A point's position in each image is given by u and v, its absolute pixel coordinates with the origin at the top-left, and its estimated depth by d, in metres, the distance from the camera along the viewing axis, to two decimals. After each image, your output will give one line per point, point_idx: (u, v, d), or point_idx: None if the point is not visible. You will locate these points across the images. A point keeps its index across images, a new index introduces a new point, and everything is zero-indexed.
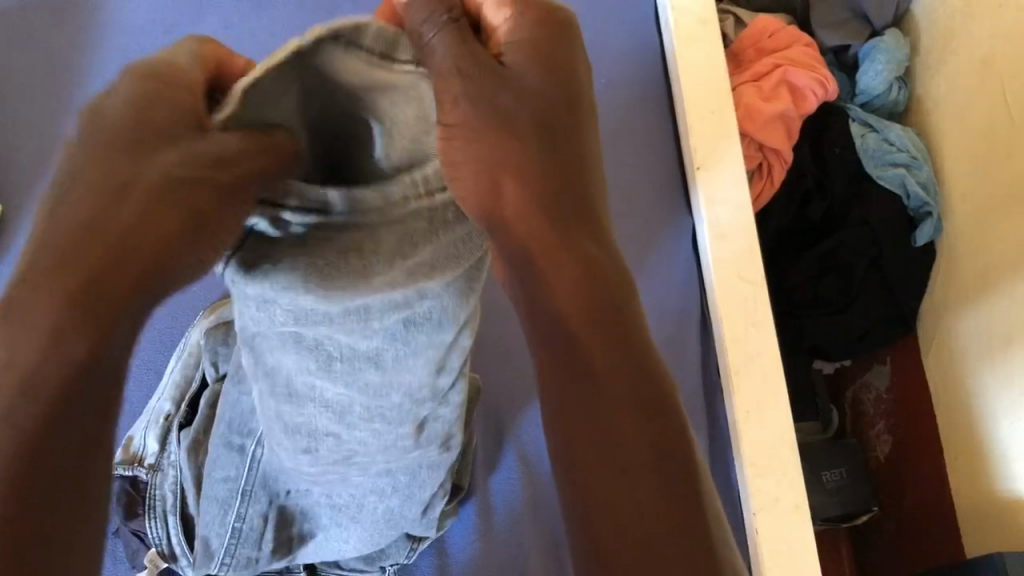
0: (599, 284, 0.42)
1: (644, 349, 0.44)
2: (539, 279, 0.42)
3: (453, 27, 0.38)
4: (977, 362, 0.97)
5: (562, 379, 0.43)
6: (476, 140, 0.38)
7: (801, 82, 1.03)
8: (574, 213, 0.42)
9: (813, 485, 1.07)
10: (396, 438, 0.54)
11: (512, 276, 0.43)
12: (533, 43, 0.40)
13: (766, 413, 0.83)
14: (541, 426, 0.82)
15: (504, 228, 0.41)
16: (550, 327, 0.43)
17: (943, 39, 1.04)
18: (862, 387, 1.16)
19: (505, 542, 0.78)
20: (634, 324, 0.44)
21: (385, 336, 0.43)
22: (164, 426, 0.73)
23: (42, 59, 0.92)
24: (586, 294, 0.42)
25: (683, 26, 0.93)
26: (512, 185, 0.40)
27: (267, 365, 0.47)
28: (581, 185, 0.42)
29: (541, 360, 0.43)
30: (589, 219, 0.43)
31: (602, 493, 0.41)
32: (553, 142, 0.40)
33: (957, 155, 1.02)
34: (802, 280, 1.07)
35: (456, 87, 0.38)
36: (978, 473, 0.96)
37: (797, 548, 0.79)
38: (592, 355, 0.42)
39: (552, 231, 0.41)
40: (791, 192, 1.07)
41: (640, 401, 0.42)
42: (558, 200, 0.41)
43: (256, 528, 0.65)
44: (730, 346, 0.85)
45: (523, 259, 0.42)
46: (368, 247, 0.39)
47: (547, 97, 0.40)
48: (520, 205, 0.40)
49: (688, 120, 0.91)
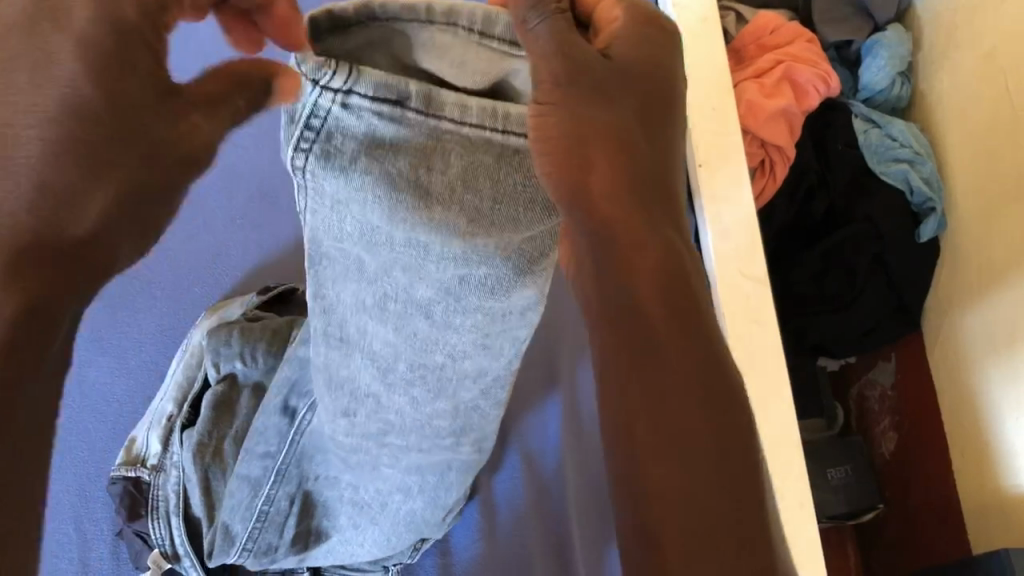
0: (675, 268, 0.43)
1: (710, 333, 0.43)
2: (614, 252, 0.42)
3: (559, 17, 0.41)
4: (982, 358, 0.96)
5: (627, 358, 0.42)
6: (571, 118, 0.41)
7: (804, 77, 1.02)
8: (653, 195, 0.43)
9: (818, 482, 1.06)
10: (433, 413, 0.58)
11: (587, 263, 0.44)
12: (638, 41, 0.43)
13: (772, 411, 0.82)
14: (544, 425, 0.81)
15: (589, 209, 0.42)
16: (618, 305, 0.42)
17: (946, 34, 1.04)
18: (868, 383, 1.16)
19: (509, 540, 0.79)
20: (702, 307, 0.43)
21: (437, 286, 0.48)
22: (167, 427, 0.73)
23: None
24: (661, 279, 0.42)
25: (683, 22, 0.92)
26: (602, 162, 0.42)
27: (328, 303, 0.51)
28: (659, 176, 0.43)
29: (603, 343, 0.43)
30: (668, 206, 0.44)
31: (653, 478, 0.41)
32: (647, 126, 0.43)
33: (960, 151, 1.01)
34: (807, 277, 1.07)
35: (556, 67, 0.40)
36: (985, 471, 0.95)
37: (805, 547, 0.79)
38: (664, 342, 0.41)
39: (632, 206, 0.42)
40: (793, 189, 1.06)
41: (705, 392, 0.41)
42: (642, 179, 0.42)
43: (283, 512, 0.65)
44: (734, 343, 0.84)
45: (599, 234, 0.42)
46: (438, 160, 0.42)
47: (641, 84, 0.43)
48: (606, 186, 0.42)
49: (689, 115, 0.90)
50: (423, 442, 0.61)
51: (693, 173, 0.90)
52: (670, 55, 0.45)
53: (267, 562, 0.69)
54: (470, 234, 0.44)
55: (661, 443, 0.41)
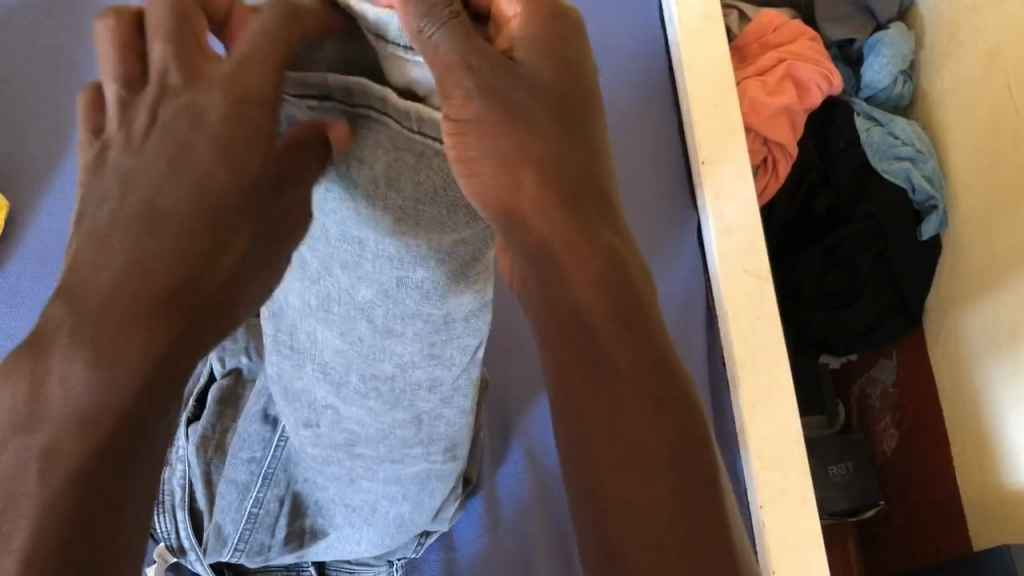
0: (618, 283, 0.42)
1: (665, 352, 0.42)
2: (552, 269, 0.42)
3: (453, 22, 0.39)
4: (984, 357, 0.96)
5: (577, 373, 0.41)
6: (489, 136, 0.40)
7: (806, 75, 1.03)
8: (591, 204, 0.42)
9: (820, 480, 1.07)
10: (393, 423, 0.55)
11: (529, 279, 0.43)
12: (544, 38, 0.42)
13: (773, 407, 0.83)
14: (548, 422, 0.82)
15: (524, 228, 0.42)
16: (568, 318, 0.41)
17: (949, 32, 1.04)
18: (868, 381, 1.17)
19: (511, 536, 0.79)
20: (649, 316, 0.42)
21: (378, 289, 0.44)
22: (173, 421, 0.74)
23: (46, 56, 0.90)
24: (604, 291, 0.41)
25: (687, 21, 0.93)
26: (529, 176, 0.41)
27: (280, 314, 0.51)
28: (594, 185, 0.43)
29: (559, 360, 0.41)
30: (603, 211, 0.43)
31: (614, 484, 0.39)
32: (569, 130, 0.42)
33: (961, 149, 1.02)
34: (810, 274, 1.07)
35: (467, 82, 0.39)
36: (985, 467, 0.96)
37: (807, 541, 0.79)
38: (611, 349, 0.41)
39: (569, 221, 0.41)
40: (795, 187, 1.07)
41: (656, 402, 0.40)
42: (577, 190, 0.42)
43: (273, 513, 0.66)
44: (736, 339, 0.85)
45: (538, 255, 0.42)
46: (365, 151, 0.41)
47: (555, 90, 0.42)
48: (535, 203, 0.41)
49: (693, 114, 0.91)
50: (391, 450, 0.58)
51: (697, 170, 0.91)
52: (580, 48, 0.44)
53: (262, 560, 0.70)
54: (399, 236, 0.42)
55: (618, 455, 0.39)
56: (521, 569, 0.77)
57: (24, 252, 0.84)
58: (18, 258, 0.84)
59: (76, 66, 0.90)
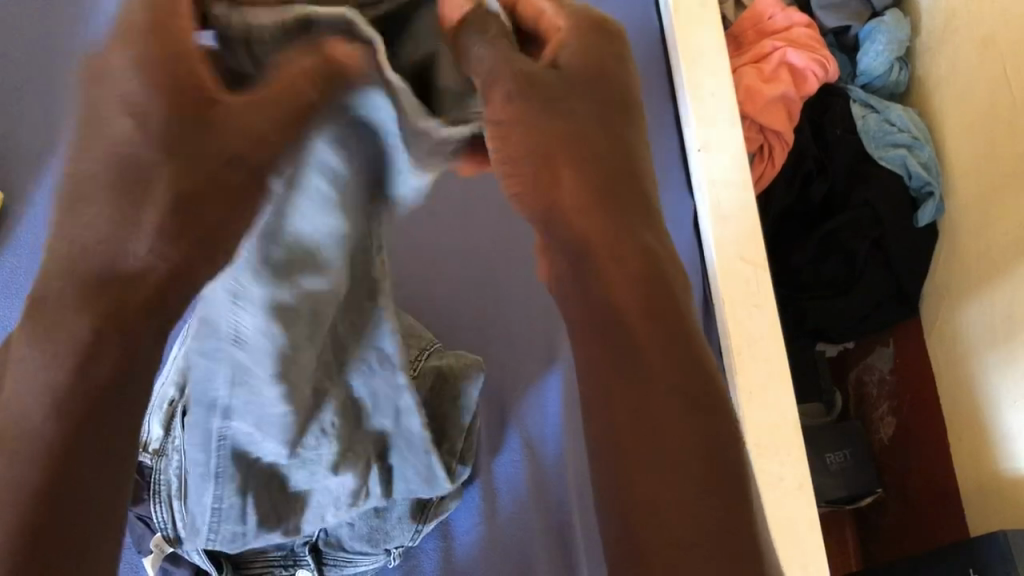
0: (656, 279, 0.41)
1: (693, 343, 0.41)
2: (590, 266, 0.41)
3: (499, 43, 0.42)
4: (979, 342, 0.97)
5: (611, 367, 0.40)
6: (528, 133, 0.41)
7: (802, 63, 1.02)
8: (626, 205, 0.42)
9: (817, 467, 1.07)
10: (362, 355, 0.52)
11: (563, 273, 0.42)
12: (585, 45, 0.43)
13: (769, 393, 0.83)
14: (544, 410, 0.82)
15: (562, 222, 0.42)
16: (604, 314, 0.41)
17: (945, 18, 1.04)
18: (866, 369, 1.17)
19: (509, 525, 0.78)
20: (685, 307, 0.42)
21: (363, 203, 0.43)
22: (168, 411, 0.73)
23: (42, 52, 0.90)
24: (645, 285, 0.41)
25: (683, 9, 0.93)
26: (567, 171, 0.41)
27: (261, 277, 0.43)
28: (628, 180, 0.43)
29: (594, 361, 0.40)
30: (642, 210, 0.43)
31: (639, 484, 0.38)
32: (616, 123, 0.43)
33: (958, 136, 1.02)
34: (805, 262, 1.07)
35: (504, 85, 0.41)
36: (983, 454, 0.96)
37: (804, 527, 0.79)
38: (645, 346, 0.40)
39: (606, 217, 0.41)
40: (792, 173, 1.07)
41: (689, 398, 0.39)
42: (610, 186, 0.42)
43: (235, 507, 0.55)
44: (734, 328, 0.84)
45: (573, 247, 0.42)
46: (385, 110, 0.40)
47: (593, 90, 0.43)
48: (577, 197, 0.41)
49: (689, 101, 0.91)
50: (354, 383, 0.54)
51: (693, 157, 0.91)
52: (620, 54, 0.45)
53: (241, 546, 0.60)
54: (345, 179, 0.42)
55: (640, 446, 0.38)
56: (519, 559, 0.77)
57: (16, 245, 0.82)
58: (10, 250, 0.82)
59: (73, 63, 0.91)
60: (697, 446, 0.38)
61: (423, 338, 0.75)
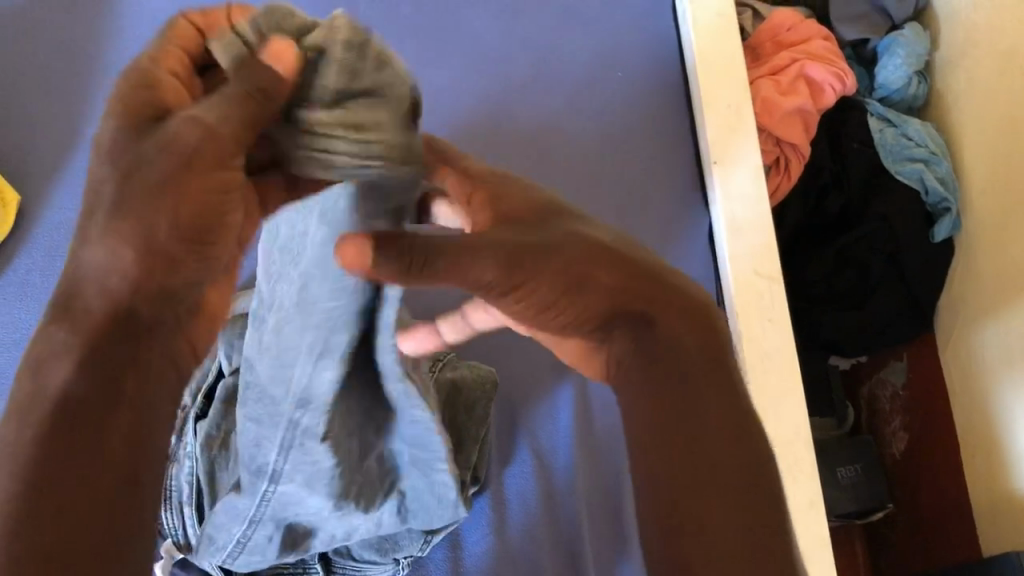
0: (702, 339, 0.52)
1: (749, 410, 0.50)
2: (648, 328, 0.52)
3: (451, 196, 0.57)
4: (995, 360, 0.96)
5: (668, 415, 0.49)
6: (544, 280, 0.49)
7: (820, 75, 1.02)
8: (646, 282, 0.52)
9: (827, 480, 1.07)
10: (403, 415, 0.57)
11: (635, 363, 0.51)
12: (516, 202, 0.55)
13: (782, 408, 0.83)
14: (555, 421, 0.82)
15: (623, 311, 0.52)
16: (654, 350, 0.51)
17: (966, 32, 1.03)
18: (878, 383, 1.16)
19: (519, 538, 0.78)
20: (719, 330, 0.53)
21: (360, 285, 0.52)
22: (182, 418, 0.74)
23: (60, 55, 0.91)
24: (697, 339, 0.52)
25: (701, 21, 0.93)
26: (601, 274, 0.51)
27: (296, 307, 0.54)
28: (649, 274, 0.53)
29: (650, 400, 0.50)
30: (658, 289, 0.52)
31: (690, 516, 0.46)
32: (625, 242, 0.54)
33: (977, 151, 1.01)
34: (819, 274, 1.06)
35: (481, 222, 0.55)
36: (997, 471, 0.95)
37: (815, 545, 0.79)
38: (703, 393, 0.50)
39: (642, 297, 0.52)
40: (807, 187, 1.07)
41: (736, 447, 0.48)
42: (636, 275, 0.52)
43: (264, 542, 0.64)
44: (746, 343, 0.84)
45: (638, 316, 0.52)
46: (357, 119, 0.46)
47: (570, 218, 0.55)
48: (610, 290, 0.51)
49: (705, 113, 0.91)
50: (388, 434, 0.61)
51: (708, 170, 0.90)
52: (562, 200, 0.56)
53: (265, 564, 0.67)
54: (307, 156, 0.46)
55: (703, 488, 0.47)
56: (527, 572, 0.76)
57: (32, 248, 0.83)
58: (29, 256, 0.83)
59: (90, 67, 0.91)
60: (737, 454, 0.48)
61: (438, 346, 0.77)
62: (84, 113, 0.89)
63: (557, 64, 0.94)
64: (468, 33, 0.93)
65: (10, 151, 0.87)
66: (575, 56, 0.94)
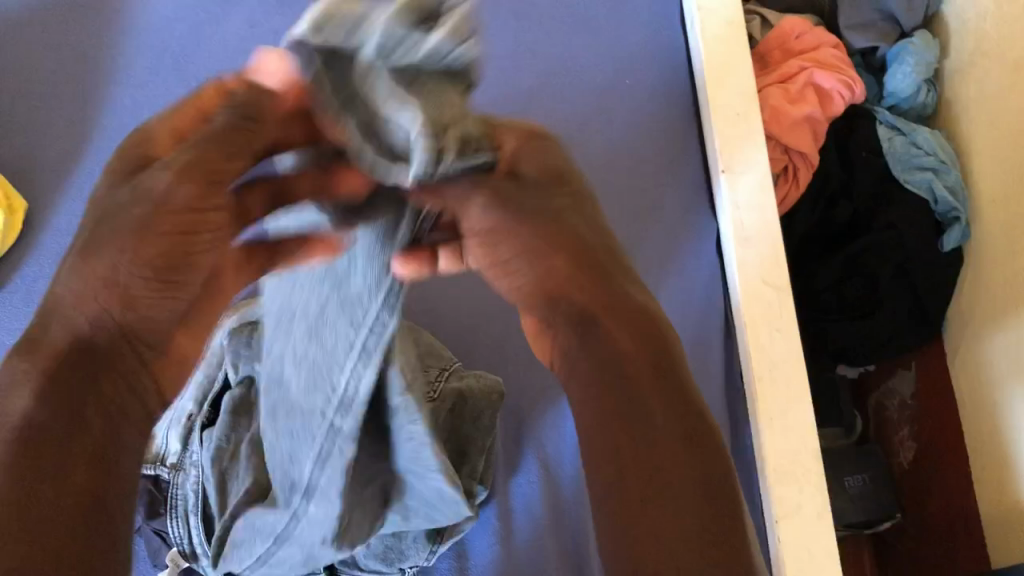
0: (647, 336, 0.52)
1: (694, 404, 0.50)
2: (595, 324, 0.52)
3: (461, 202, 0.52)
4: (1004, 371, 0.95)
5: (614, 406, 0.49)
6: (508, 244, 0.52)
7: (829, 83, 1.01)
8: (590, 271, 0.53)
9: (835, 490, 1.06)
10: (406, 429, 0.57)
11: (573, 346, 0.53)
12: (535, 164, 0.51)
13: (789, 418, 0.82)
14: (562, 430, 0.81)
15: (569, 301, 0.53)
16: (606, 353, 0.51)
17: (975, 41, 1.03)
18: (887, 392, 1.16)
19: (525, 549, 0.77)
20: (669, 341, 0.53)
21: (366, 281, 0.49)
22: (188, 426, 0.73)
23: (66, 61, 0.91)
24: (632, 334, 0.52)
25: (709, 28, 0.92)
26: (554, 258, 0.53)
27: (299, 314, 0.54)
28: (595, 266, 0.54)
29: (587, 379, 0.51)
30: (604, 283, 0.53)
31: (641, 515, 0.45)
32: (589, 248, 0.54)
33: (987, 160, 1.00)
34: (827, 284, 1.05)
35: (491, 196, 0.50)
36: (1005, 483, 0.95)
37: (823, 556, 0.78)
38: (643, 386, 0.49)
39: (592, 289, 0.53)
40: (818, 192, 1.06)
41: (684, 442, 0.47)
42: (583, 263, 0.53)
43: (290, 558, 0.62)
44: (754, 353, 0.84)
45: (576, 310, 0.53)
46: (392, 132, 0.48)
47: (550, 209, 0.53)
48: (564, 280, 0.53)
49: (714, 121, 0.90)
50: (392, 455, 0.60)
51: (717, 178, 0.90)
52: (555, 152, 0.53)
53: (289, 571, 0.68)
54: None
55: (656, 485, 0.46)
56: None
57: (39, 255, 0.83)
58: (36, 262, 0.83)
59: (96, 73, 0.91)
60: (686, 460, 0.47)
61: (443, 356, 0.76)
62: (90, 118, 0.89)
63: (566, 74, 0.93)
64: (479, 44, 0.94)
65: (18, 157, 0.87)
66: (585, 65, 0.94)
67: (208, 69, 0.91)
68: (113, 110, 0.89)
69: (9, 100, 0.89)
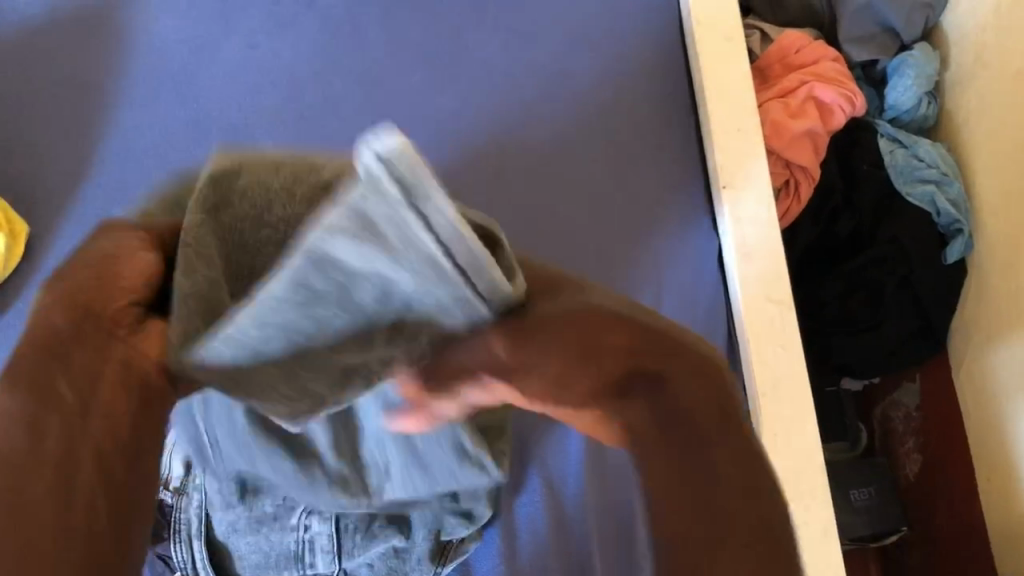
0: (713, 395, 0.45)
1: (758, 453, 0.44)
2: (667, 399, 0.44)
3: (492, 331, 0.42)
4: (1009, 383, 0.95)
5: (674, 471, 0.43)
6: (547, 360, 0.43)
7: (829, 97, 1.02)
8: (658, 355, 0.45)
9: (840, 503, 1.06)
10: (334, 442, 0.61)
11: (645, 433, 0.45)
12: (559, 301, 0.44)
13: (794, 435, 0.82)
14: (566, 448, 0.81)
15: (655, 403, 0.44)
16: (677, 420, 0.44)
17: (975, 53, 1.03)
18: (891, 404, 1.15)
19: (530, 569, 0.77)
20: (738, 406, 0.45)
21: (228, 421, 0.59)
22: (190, 449, 0.72)
23: (69, 84, 0.92)
24: (706, 398, 0.45)
25: (709, 45, 0.93)
26: (608, 366, 0.45)
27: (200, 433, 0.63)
28: (660, 350, 0.45)
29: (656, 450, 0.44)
30: (674, 360, 0.45)
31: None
32: (648, 344, 0.45)
33: (988, 171, 1.00)
34: (831, 298, 1.05)
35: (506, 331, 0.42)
36: (1012, 496, 0.94)
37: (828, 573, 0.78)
38: (709, 443, 0.44)
39: (668, 378, 0.45)
40: (818, 209, 1.06)
41: (747, 497, 0.43)
42: (642, 351, 0.45)
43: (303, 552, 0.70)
44: (759, 369, 0.84)
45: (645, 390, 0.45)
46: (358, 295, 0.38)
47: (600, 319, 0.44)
48: (632, 403, 0.45)
49: (715, 137, 0.90)
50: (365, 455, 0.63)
51: (718, 193, 0.90)
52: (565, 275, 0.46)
53: None
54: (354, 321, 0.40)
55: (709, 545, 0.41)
56: None
57: (44, 278, 0.84)
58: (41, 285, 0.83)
59: (98, 94, 0.91)
60: (734, 485, 0.43)
61: None
62: (93, 141, 0.89)
63: (568, 91, 0.92)
64: (475, 61, 0.93)
65: (21, 178, 0.88)
66: (588, 82, 0.93)
67: (210, 91, 0.91)
68: (116, 131, 0.89)
69: (12, 123, 0.90)
